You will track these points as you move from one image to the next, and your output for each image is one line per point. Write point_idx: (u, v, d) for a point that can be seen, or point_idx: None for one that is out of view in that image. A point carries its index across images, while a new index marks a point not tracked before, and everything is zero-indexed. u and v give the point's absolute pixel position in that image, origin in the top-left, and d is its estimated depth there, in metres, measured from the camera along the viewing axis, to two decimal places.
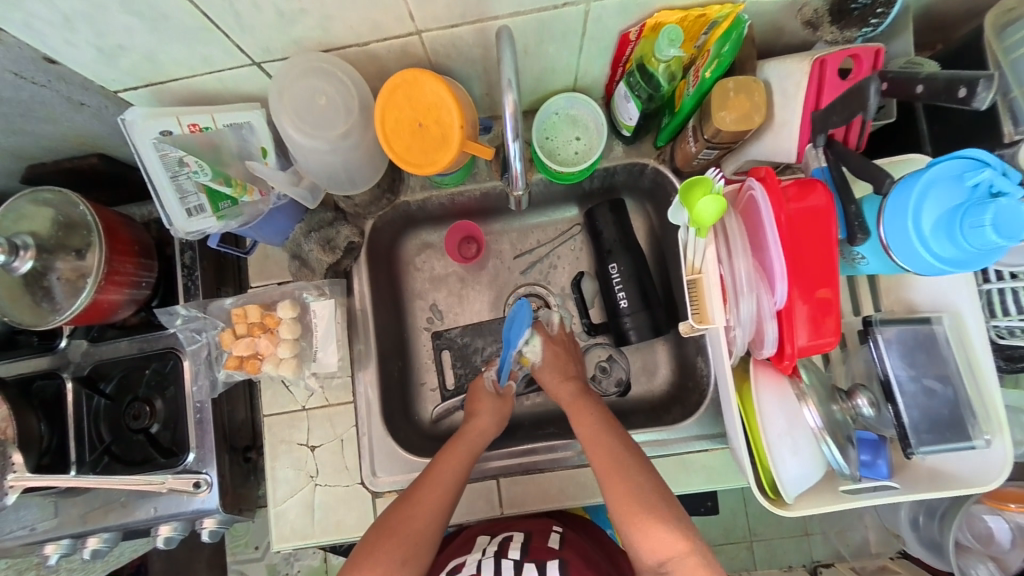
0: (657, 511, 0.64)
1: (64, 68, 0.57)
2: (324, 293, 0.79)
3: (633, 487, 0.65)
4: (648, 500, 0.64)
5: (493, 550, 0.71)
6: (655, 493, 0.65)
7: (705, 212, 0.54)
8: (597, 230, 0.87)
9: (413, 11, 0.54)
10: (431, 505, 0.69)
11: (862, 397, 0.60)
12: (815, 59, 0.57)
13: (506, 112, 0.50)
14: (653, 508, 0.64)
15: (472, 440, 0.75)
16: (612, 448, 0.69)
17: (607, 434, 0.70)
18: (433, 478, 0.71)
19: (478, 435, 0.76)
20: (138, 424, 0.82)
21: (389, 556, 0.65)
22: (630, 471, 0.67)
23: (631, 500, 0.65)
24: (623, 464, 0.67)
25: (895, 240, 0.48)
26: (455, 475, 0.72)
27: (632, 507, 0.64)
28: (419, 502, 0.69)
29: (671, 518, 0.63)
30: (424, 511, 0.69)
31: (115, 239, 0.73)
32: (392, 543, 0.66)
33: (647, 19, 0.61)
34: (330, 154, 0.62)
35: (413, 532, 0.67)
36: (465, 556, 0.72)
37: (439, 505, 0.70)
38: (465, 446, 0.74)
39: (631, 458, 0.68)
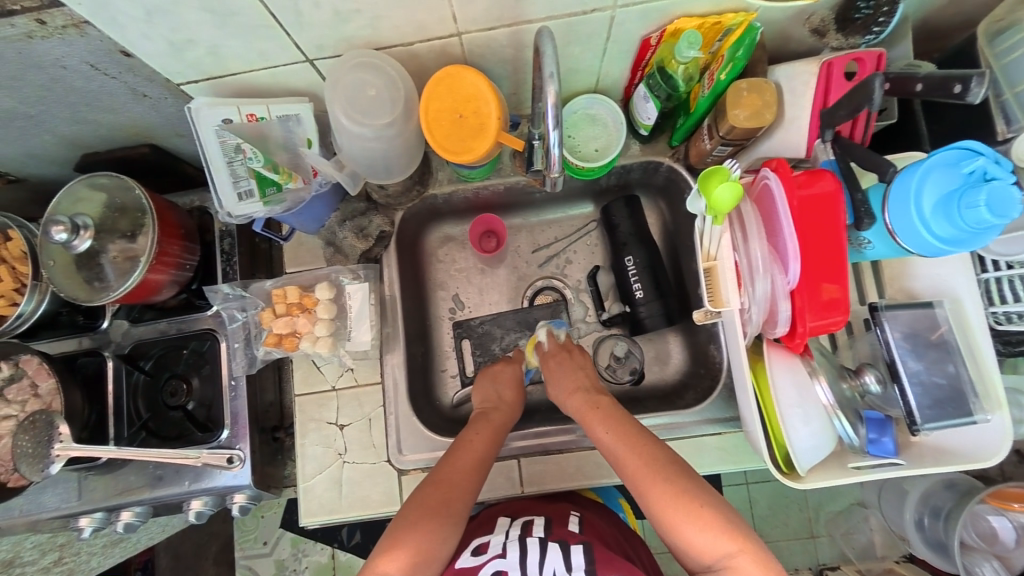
0: (706, 509, 0.61)
1: (135, 61, 0.63)
2: (358, 276, 0.83)
3: (675, 490, 0.63)
4: (693, 500, 0.62)
5: (517, 534, 0.73)
6: (699, 492, 0.62)
7: (722, 198, 0.59)
8: (613, 225, 0.92)
9: (455, 13, 0.59)
10: (465, 485, 0.71)
11: (869, 374, 0.64)
12: (821, 61, 0.64)
13: (548, 102, 0.53)
14: (701, 508, 0.61)
15: (500, 419, 0.80)
16: (647, 452, 0.66)
17: (635, 436, 0.68)
18: (466, 450, 0.74)
19: (504, 414, 0.81)
20: (175, 401, 0.85)
21: (428, 535, 0.66)
22: (666, 472, 0.64)
23: (676, 500, 0.62)
24: (659, 466, 0.65)
25: (898, 222, 0.52)
26: (486, 451, 0.75)
27: (677, 506, 0.62)
28: (452, 478, 0.71)
29: (720, 515, 0.61)
30: (460, 490, 0.71)
31: (164, 222, 0.78)
32: (432, 521, 0.67)
33: (666, 25, 0.66)
34: (374, 141, 0.67)
35: (450, 508, 0.69)
36: (488, 537, 0.74)
37: (471, 481, 0.72)
38: (495, 426, 0.78)
39: (666, 460, 0.65)
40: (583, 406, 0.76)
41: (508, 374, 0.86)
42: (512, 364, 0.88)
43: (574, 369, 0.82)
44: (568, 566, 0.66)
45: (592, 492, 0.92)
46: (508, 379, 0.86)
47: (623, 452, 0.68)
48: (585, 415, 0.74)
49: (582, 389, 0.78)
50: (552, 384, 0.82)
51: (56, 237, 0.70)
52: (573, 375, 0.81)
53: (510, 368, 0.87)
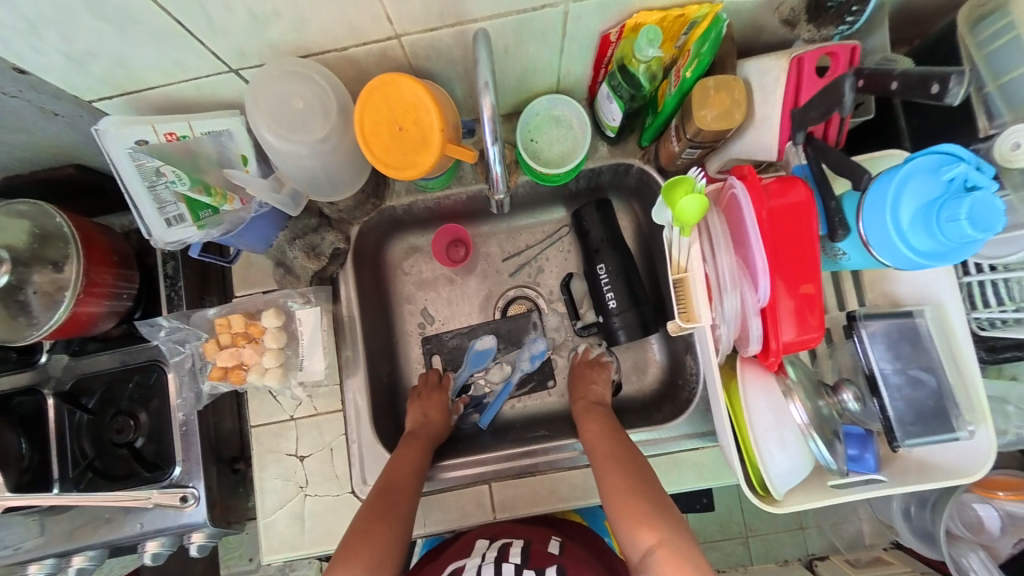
0: (635, 503, 0.64)
1: (34, 77, 0.56)
2: (309, 300, 0.78)
3: (620, 483, 0.66)
4: (627, 492, 0.65)
5: (494, 554, 0.69)
6: (638, 486, 0.66)
7: (687, 211, 0.54)
8: (584, 231, 0.87)
9: (389, 12, 0.53)
10: (407, 490, 0.71)
11: (848, 391, 0.61)
12: (791, 57, 0.58)
13: (483, 114, 0.49)
14: (631, 500, 0.64)
15: (430, 430, 0.82)
16: (608, 446, 0.71)
17: (609, 431, 0.74)
18: (402, 459, 0.75)
19: (433, 426, 0.82)
20: (122, 438, 0.80)
21: (378, 542, 0.65)
22: (613, 464, 0.68)
23: (617, 492, 0.66)
24: (612, 461, 0.69)
25: (873, 233, 0.48)
26: (420, 461, 0.75)
27: (615, 497, 0.66)
28: (394, 487, 0.70)
29: (648, 509, 0.63)
30: (404, 495, 0.70)
31: (93, 249, 0.71)
32: (382, 526, 0.66)
33: (625, 20, 0.61)
34: (309, 158, 0.62)
35: (399, 513, 0.68)
36: (465, 559, 0.71)
37: (410, 487, 0.71)
38: (425, 438, 0.79)
39: (619, 453, 0.70)
40: (582, 406, 0.80)
41: (433, 403, 0.85)
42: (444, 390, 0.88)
43: (591, 382, 0.84)
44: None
45: (574, 514, 0.88)
46: (434, 404, 0.85)
47: (598, 449, 0.72)
48: (582, 412, 0.80)
49: (590, 399, 0.81)
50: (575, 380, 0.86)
51: None
52: (589, 387, 0.84)
53: (438, 395, 0.86)
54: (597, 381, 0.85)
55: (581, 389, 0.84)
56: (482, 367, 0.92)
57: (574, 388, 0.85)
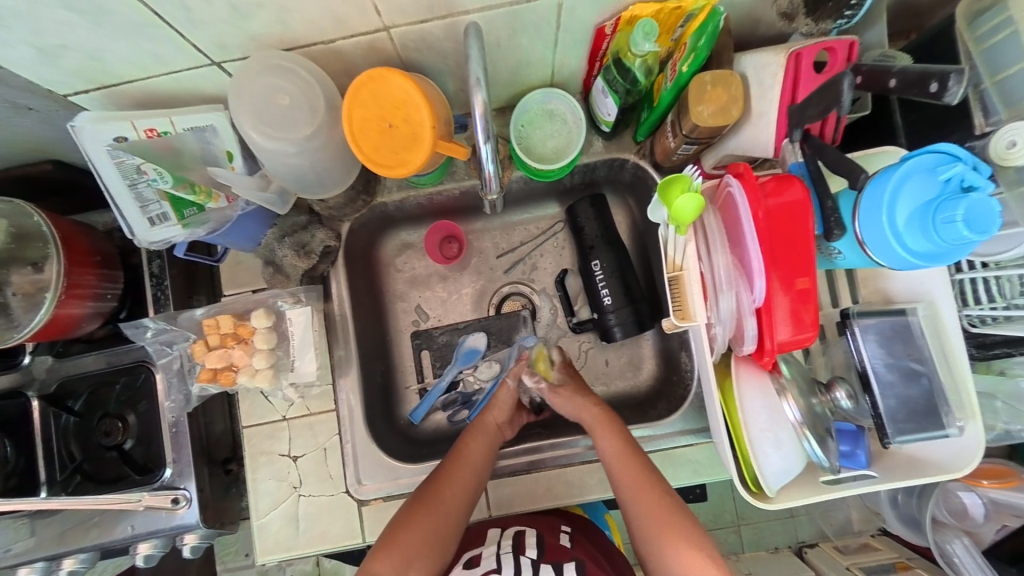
0: (690, 539, 0.62)
1: (4, 70, 0.54)
2: (299, 299, 0.77)
3: (672, 518, 0.64)
4: (683, 527, 0.63)
5: (509, 545, 0.71)
6: (690, 523, 0.64)
7: (683, 209, 0.53)
8: (578, 226, 0.86)
9: (377, 4, 0.51)
10: (461, 483, 0.71)
11: (841, 390, 0.61)
12: (790, 51, 0.56)
13: (475, 111, 0.47)
14: (686, 536, 0.63)
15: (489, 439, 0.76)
16: (642, 470, 0.67)
17: (628, 446, 0.70)
18: (464, 452, 0.73)
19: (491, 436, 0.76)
20: (109, 441, 0.78)
21: (418, 530, 0.66)
22: (660, 494, 0.66)
23: (670, 525, 0.63)
24: (654, 489, 0.66)
25: (870, 234, 0.48)
26: (487, 453, 0.74)
27: (666, 528, 0.63)
28: (452, 477, 0.71)
29: (703, 548, 0.62)
30: (453, 486, 0.70)
31: (74, 250, 0.69)
32: (423, 514, 0.67)
33: (622, 12, 0.60)
34: (296, 156, 0.60)
35: (443, 505, 0.69)
36: (480, 548, 0.72)
37: (468, 479, 0.71)
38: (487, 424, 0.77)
39: (661, 482, 0.67)
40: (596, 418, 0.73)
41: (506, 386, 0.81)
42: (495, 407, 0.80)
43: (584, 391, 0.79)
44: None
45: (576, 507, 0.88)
46: (506, 390, 0.81)
47: (623, 471, 0.68)
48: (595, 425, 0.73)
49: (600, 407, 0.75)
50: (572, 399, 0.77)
51: None
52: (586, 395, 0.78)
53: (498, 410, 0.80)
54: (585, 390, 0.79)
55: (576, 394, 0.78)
56: (471, 365, 0.90)
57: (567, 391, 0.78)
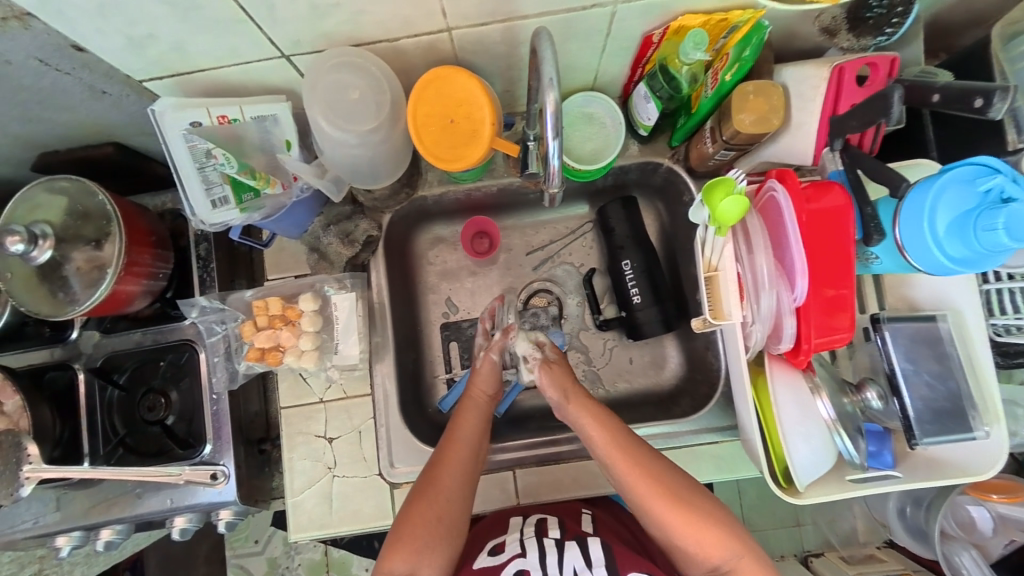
0: (708, 520, 0.62)
1: (91, 56, 0.57)
2: (344, 286, 0.80)
3: (685, 506, 0.63)
4: (701, 512, 0.62)
5: (533, 530, 0.72)
6: (706, 504, 0.63)
7: (727, 212, 0.56)
8: (609, 227, 0.89)
9: (445, 7, 0.54)
10: (457, 465, 0.72)
11: (870, 391, 0.64)
12: (833, 65, 0.59)
13: (546, 110, 0.50)
14: (704, 521, 0.62)
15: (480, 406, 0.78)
16: (640, 457, 0.66)
17: (614, 427, 0.69)
18: (457, 436, 0.74)
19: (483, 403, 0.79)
20: (153, 416, 0.82)
21: (420, 522, 0.67)
22: (667, 481, 0.65)
23: (685, 513, 0.63)
24: (657, 473, 0.65)
25: (909, 240, 0.50)
26: (478, 429, 0.75)
27: (679, 517, 0.63)
28: (446, 462, 0.72)
29: (720, 527, 0.62)
30: (450, 470, 0.71)
31: (134, 230, 0.72)
32: (423, 504, 0.69)
33: (670, 22, 0.63)
34: (358, 147, 0.63)
35: (443, 491, 0.70)
36: (503, 536, 0.73)
37: (464, 460, 0.72)
38: (475, 401, 0.79)
39: (667, 464, 0.66)
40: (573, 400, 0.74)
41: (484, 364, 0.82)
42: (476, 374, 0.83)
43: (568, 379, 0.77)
44: (588, 563, 0.65)
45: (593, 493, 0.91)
46: (489, 368, 0.82)
47: (617, 457, 0.67)
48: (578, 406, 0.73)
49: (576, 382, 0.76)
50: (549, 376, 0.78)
51: (11, 248, 0.65)
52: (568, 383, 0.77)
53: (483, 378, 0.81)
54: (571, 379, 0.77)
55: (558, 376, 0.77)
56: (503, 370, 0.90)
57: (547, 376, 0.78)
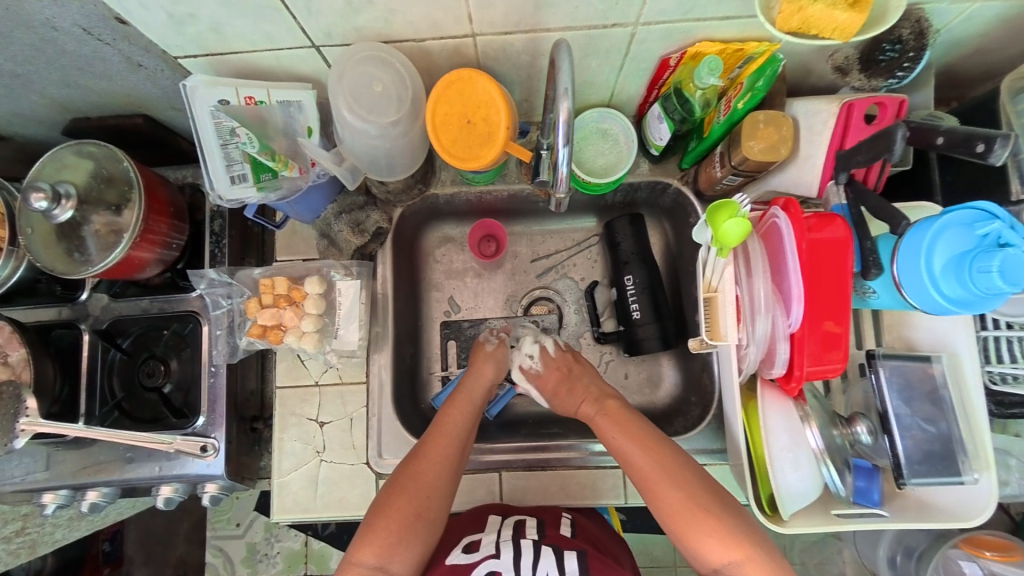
0: (707, 509, 0.64)
1: (132, 29, 0.60)
2: (350, 273, 0.81)
3: (686, 491, 0.65)
4: (700, 498, 0.64)
5: (510, 533, 0.72)
6: (711, 496, 0.65)
7: (729, 233, 0.57)
8: (615, 242, 0.90)
9: (472, 13, 0.57)
10: (440, 461, 0.72)
11: (861, 425, 0.64)
12: (843, 101, 0.61)
13: (559, 118, 0.52)
14: (707, 513, 0.63)
15: (473, 395, 0.80)
16: (650, 441, 0.70)
17: (639, 433, 0.71)
18: (444, 430, 0.75)
19: (479, 389, 0.81)
20: (152, 382, 0.84)
21: (398, 518, 0.68)
22: (670, 459, 0.68)
23: (709, 525, 0.63)
24: (669, 461, 0.68)
25: (906, 277, 0.51)
26: (466, 427, 0.76)
27: (681, 502, 0.65)
28: (431, 455, 0.72)
29: (721, 518, 0.63)
30: (435, 463, 0.72)
31: (153, 199, 0.75)
32: (403, 499, 0.69)
33: (688, 47, 0.64)
34: (377, 138, 0.65)
35: (424, 486, 0.70)
36: (479, 534, 0.73)
37: (450, 454, 0.73)
38: (467, 398, 0.80)
39: (692, 469, 0.67)
40: (595, 414, 0.76)
41: (486, 361, 0.84)
42: (492, 361, 0.85)
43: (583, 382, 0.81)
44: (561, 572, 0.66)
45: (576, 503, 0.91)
46: (488, 360, 0.85)
47: (631, 451, 0.70)
48: (602, 427, 0.74)
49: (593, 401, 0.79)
50: (565, 398, 0.81)
51: (36, 205, 0.67)
52: (582, 393, 0.80)
53: (489, 364, 0.84)
54: (578, 376, 0.82)
55: (584, 397, 0.80)
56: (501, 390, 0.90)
57: (564, 395, 0.81)
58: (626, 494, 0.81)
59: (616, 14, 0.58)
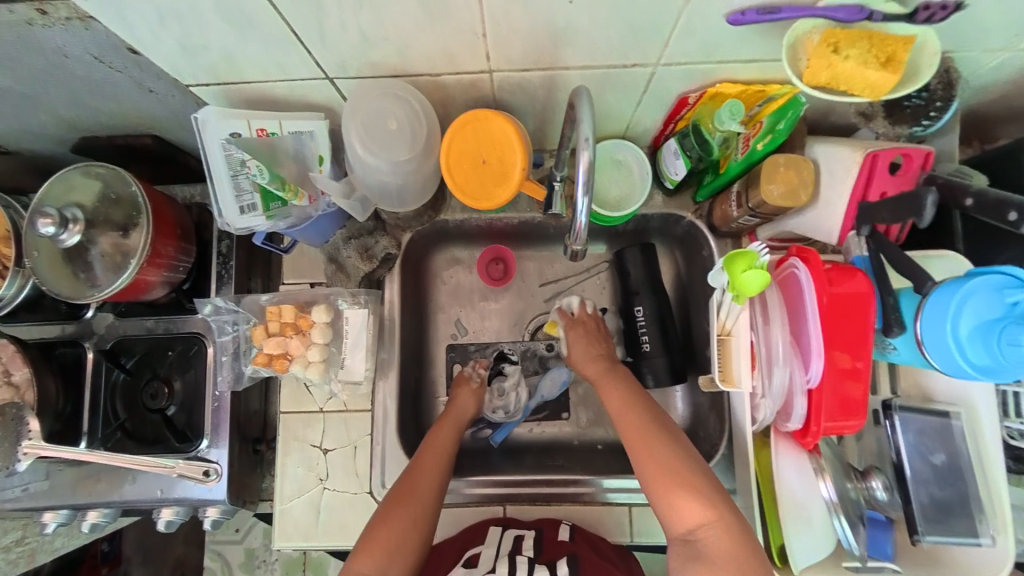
0: (681, 465, 0.63)
1: (143, 58, 0.60)
2: (358, 301, 0.81)
3: (660, 451, 0.65)
4: (668, 454, 0.65)
5: (507, 547, 0.73)
6: (684, 455, 0.65)
7: (749, 282, 0.56)
8: (625, 271, 0.88)
9: (489, 50, 0.56)
10: (432, 475, 0.73)
11: (876, 480, 0.62)
12: (867, 151, 0.57)
13: (580, 169, 0.50)
14: (680, 471, 0.63)
15: (459, 416, 0.82)
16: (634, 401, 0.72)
17: (632, 395, 0.73)
18: (434, 444, 0.77)
19: (461, 412, 0.83)
20: (155, 404, 0.82)
21: (399, 526, 0.68)
22: (645, 418, 0.70)
23: (676, 480, 0.62)
24: (647, 419, 0.69)
25: (930, 338, 0.50)
26: (453, 442, 0.78)
27: (654, 459, 0.65)
28: (425, 467, 0.73)
29: (690, 478, 0.62)
30: (428, 474, 0.72)
31: (161, 221, 0.74)
32: (402, 510, 0.69)
33: (709, 87, 0.63)
34: (389, 174, 0.64)
35: (419, 498, 0.70)
36: (481, 546, 0.75)
37: (441, 465, 0.74)
38: (453, 420, 0.81)
39: (664, 434, 0.67)
40: (598, 372, 0.79)
41: (467, 390, 0.86)
42: (470, 388, 0.87)
43: (596, 342, 0.84)
44: None
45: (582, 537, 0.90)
46: (470, 393, 0.86)
47: (620, 411, 0.72)
48: (598, 377, 0.79)
49: (604, 359, 0.81)
50: (574, 343, 0.84)
51: (43, 230, 0.66)
52: (592, 347, 0.83)
53: (467, 389, 0.86)
54: (604, 338, 0.85)
55: (590, 351, 0.82)
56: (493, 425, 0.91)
57: (578, 347, 0.84)
58: (632, 532, 0.80)
59: (636, 54, 0.57)
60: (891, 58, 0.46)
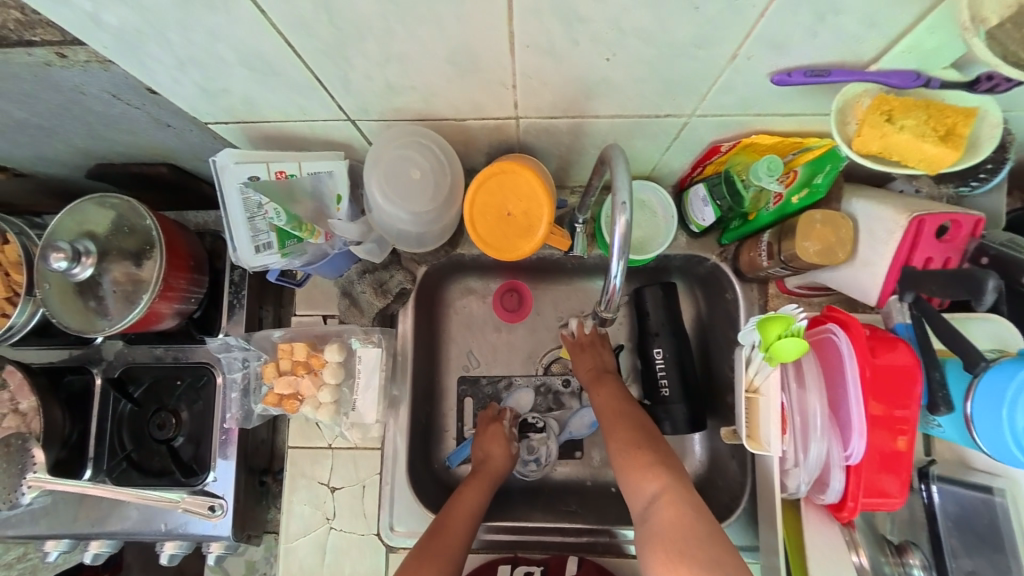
0: (642, 444, 0.68)
1: (162, 98, 0.58)
2: (371, 338, 0.79)
3: (626, 433, 0.71)
4: (631, 433, 0.71)
5: None
6: (648, 437, 0.70)
7: (783, 349, 0.53)
8: (645, 311, 0.86)
9: (517, 100, 0.54)
10: (460, 536, 0.71)
11: (914, 557, 0.58)
12: (914, 215, 0.54)
13: (615, 232, 0.48)
14: (637, 446, 0.68)
15: (491, 473, 0.80)
16: (618, 400, 0.76)
17: (619, 397, 0.77)
18: (462, 500, 0.75)
19: (495, 470, 0.81)
20: (162, 435, 0.81)
21: None
22: (622, 407, 0.75)
23: (631, 452, 0.68)
24: (623, 410, 0.75)
25: (983, 421, 0.49)
26: (481, 501, 0.76)
27: (621, 440, 0.71)
28: (451, 530, 0.71)
29: (648, 454, 0.67)
30: (456, 537, 0.71)
31: (174, 255, 0.72)
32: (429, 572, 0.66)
33: (742, 137, 0.60)
34: (410, 223, 0.63)
35: (448, 561, 0.68)
36: None
37: (468, 527, 0.72)
38: (484, 479, 0.79)
39: (634, 421, 0.72)
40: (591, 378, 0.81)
41: (496, 439, 0.83)
42: (502, 438, 0.83)
43: (599, 357, 0.84)
44: None
45: None
46: (499, 443, 0.83)
47: (608, 412, 0.75)
48: (592, 381, 0.81)
49: (598, 367, 0.82)
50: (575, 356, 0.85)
51: (55, 264, 0.65)
52: (595, 360, 0.83)
53: (496, 428, 0.84)
54: (605, 350, 0.84)
55: (591, 364, 0.83)
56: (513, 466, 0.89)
57: (581, 355, 0.84)
58: None
59: (670, 106, 0.55)
60: (951, 131, 0.45)
